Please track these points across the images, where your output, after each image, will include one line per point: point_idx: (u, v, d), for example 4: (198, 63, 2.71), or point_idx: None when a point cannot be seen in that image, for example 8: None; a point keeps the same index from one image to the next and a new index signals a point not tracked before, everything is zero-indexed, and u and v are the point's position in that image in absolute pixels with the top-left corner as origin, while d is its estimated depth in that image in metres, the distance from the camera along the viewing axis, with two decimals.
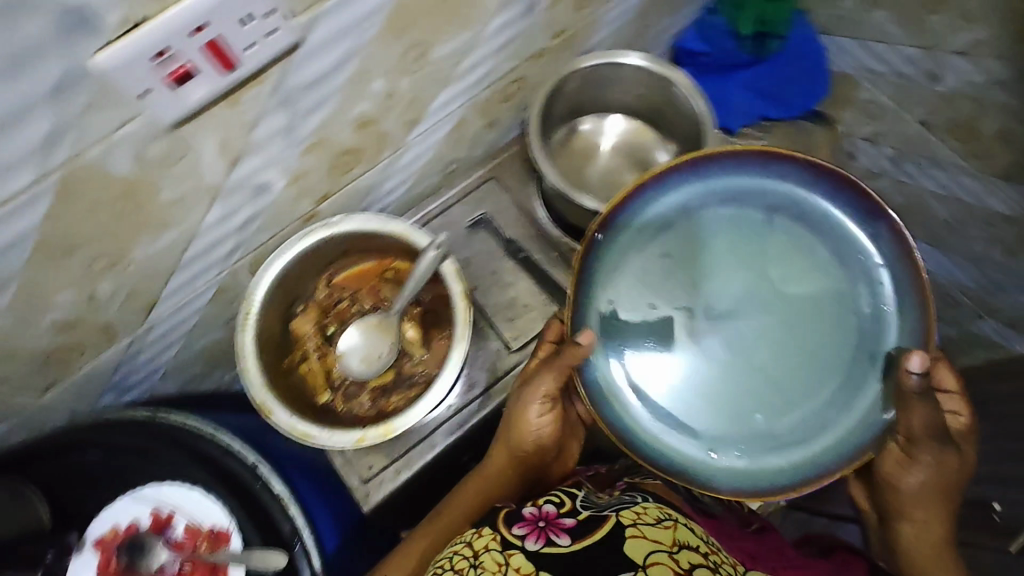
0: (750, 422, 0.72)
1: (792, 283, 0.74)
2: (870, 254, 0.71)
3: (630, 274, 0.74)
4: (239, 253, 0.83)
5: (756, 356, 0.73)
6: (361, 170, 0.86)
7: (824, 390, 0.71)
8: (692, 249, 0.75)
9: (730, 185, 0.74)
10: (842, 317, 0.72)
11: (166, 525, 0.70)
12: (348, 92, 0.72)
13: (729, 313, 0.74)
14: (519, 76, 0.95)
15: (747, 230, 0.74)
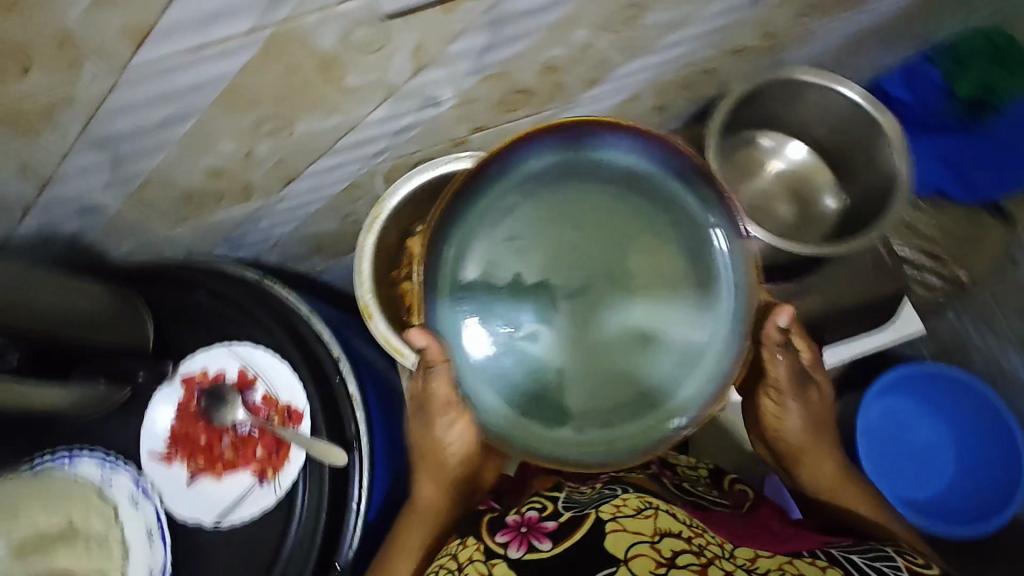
0: (581, 388, 0.61)
1: (593, 240, 0.62)
2: (701, 196, 0.59)
3: (516, 250, 0.61)
4: (383, 156, 0.83)
5: (557, 318, 0.62)
6: (523, 113, 0.84)
7: (627, 348, 0.62)
8: (541, 219, 0.61)
9: (558, 162, 0.59)
10: (660, 273, 0.61)
11: (250, 386, 0.73)
12: (551, 31, 0.69)
13: (577, 289, 0.62)
14: (711, 68, 0.89)
15: (566, 189, 0.60)
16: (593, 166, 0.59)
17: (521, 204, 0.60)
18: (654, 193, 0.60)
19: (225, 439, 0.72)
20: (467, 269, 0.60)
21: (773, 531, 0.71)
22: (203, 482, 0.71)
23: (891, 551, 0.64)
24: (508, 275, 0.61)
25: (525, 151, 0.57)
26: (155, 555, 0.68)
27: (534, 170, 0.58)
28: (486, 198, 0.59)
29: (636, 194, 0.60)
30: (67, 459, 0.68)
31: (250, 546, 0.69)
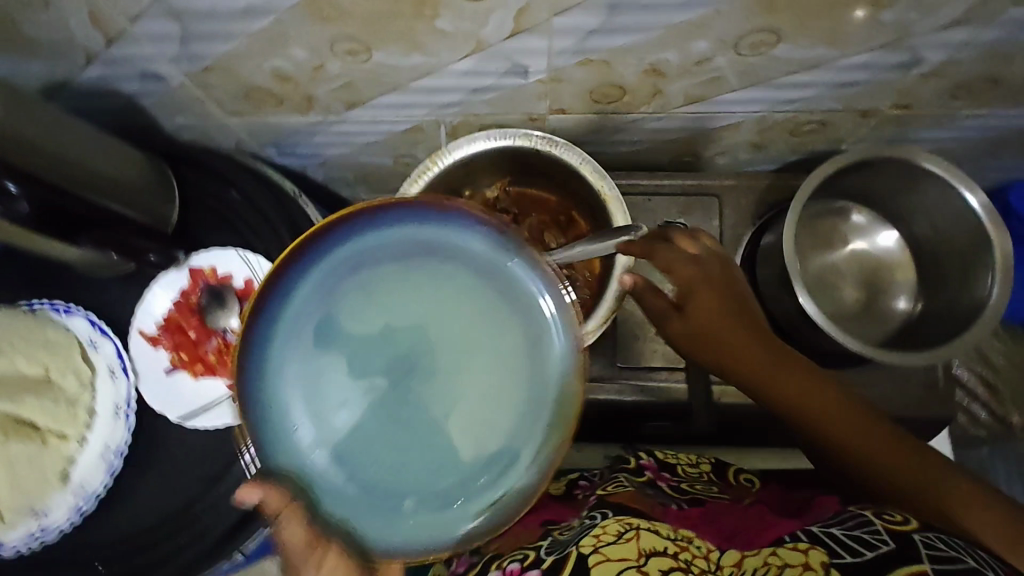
0: (434, 478, 0.41)
1: (443, 319, 0.42)
2: (466, 217, 0.43)
3: (277, 431, 0.41)
4: (453, 109, 0.77)
5: (388, 403, 0.42)
6: (610, 108, 0.77)
7: (504, 402, 0.41)
8: (337, 324, 0.42)
9: (334, 252, 0.41)
10: (470, 317, 0.42)
11: (251, 299, 0.71)
12: (667, 33, 0.62)
13: (388, 375, 0.41)
14: (827, 121, 0.80)
15: (352, 281, 0.41)
16: (445, 255, 0.43)
17: (298, 313, 0.41)
18: (448, 251, 0.42)
19: (212, 342, 0.71)
20: (282, 432, 0.41)
21: (766, 517, 0.63)
22: (179, 376, 0.70)
23: (870, 515, 0.58)
24: (305, 436, 0.41)
25: (291, 281, 0.41)
26: (114, 430, 0.67)
27: (303, 304, 0.41)
28: (285, 339, 0.41)
29: (429, 260, 0.42)
30: (63, 310, 0.69)
31: (206, 452, 0.69)
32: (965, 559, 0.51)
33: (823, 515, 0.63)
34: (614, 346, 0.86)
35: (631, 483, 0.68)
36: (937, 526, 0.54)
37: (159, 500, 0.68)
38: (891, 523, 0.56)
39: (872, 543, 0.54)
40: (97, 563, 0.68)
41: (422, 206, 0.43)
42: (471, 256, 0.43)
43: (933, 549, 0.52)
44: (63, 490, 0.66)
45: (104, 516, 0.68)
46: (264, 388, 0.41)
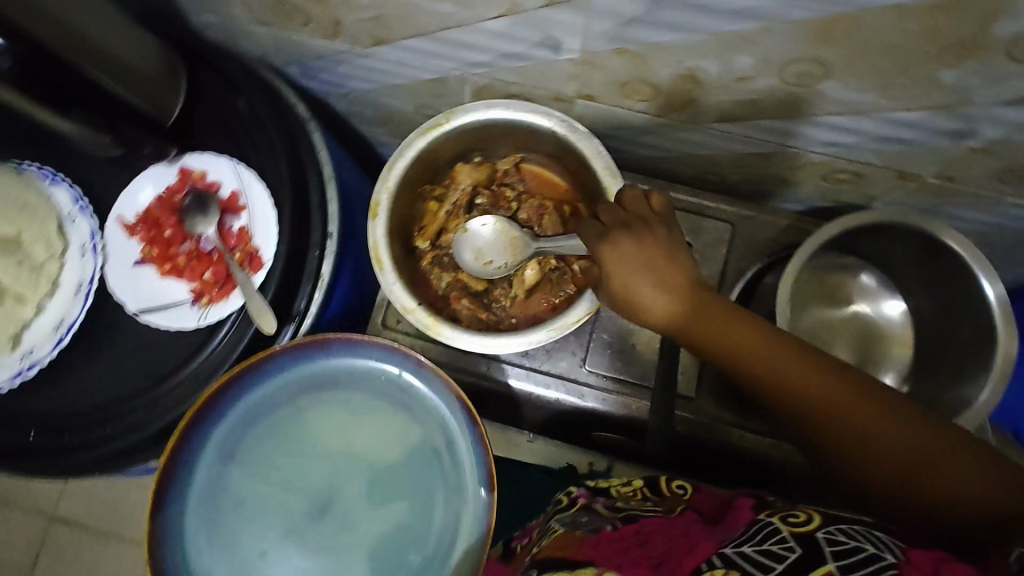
0: (397, 545, 0.63)
1: (320, 478, 0.65)
2: (347, 364, 0.66)
3: (225, 548, 0.62)
4: (480, 70, 0.75)
5: (339, 498, 0.64)
6: (639, 106, 0.74)
7: (426, 488, 0.64)
8: (233, 488, 0.63)
9: (217, 434, 0.63)
10: (346, 461, 0.65)
11: (233, 212, 0.70)
12: (712, 41, 0.58)
13: (328, 497, 0.64)
14: (862, 174, 0.76)
15: (227, 466, 0.63)
16: (328, 391, 0.66)
17: (207, 476, 0.63)
18: (331, 377, 0.66)
19: (186, 245, 0.70)
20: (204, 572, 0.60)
21: (695, 537, 0.54)
22: (146, 270, 0.70)
23: (774, 520, 0.50)
24: (257, 550, 0.62)
25: (170, 470, 0.61)
26: (70, 306, 0.68)
27: (235, 504, 0.63)
28: (181, 500, 0.62)
29: (319, 394, 0.66)
30: (48, 177, 0.70)
31: (157, 351, 0.68)
32: (863, 545, 0.45)
33: (733, 531, 0.53)
34: (589, 348, 0.84)
35: (563, 521, 0.64)
36: (851, 521, 0.49)
37: (100, 385, 0.68)
38: (795, 525, 0.48)
39: (777, 554, 0.45)
40: (30, 432, 0.66)
41: (311, 342, 0.65)
42: (362, 374, 0.66)
43: (835, 544, 0.45)
44: (11, 352, 0.67)
45: (44, 389, 0.68)
46: (169, 549, 0.60)
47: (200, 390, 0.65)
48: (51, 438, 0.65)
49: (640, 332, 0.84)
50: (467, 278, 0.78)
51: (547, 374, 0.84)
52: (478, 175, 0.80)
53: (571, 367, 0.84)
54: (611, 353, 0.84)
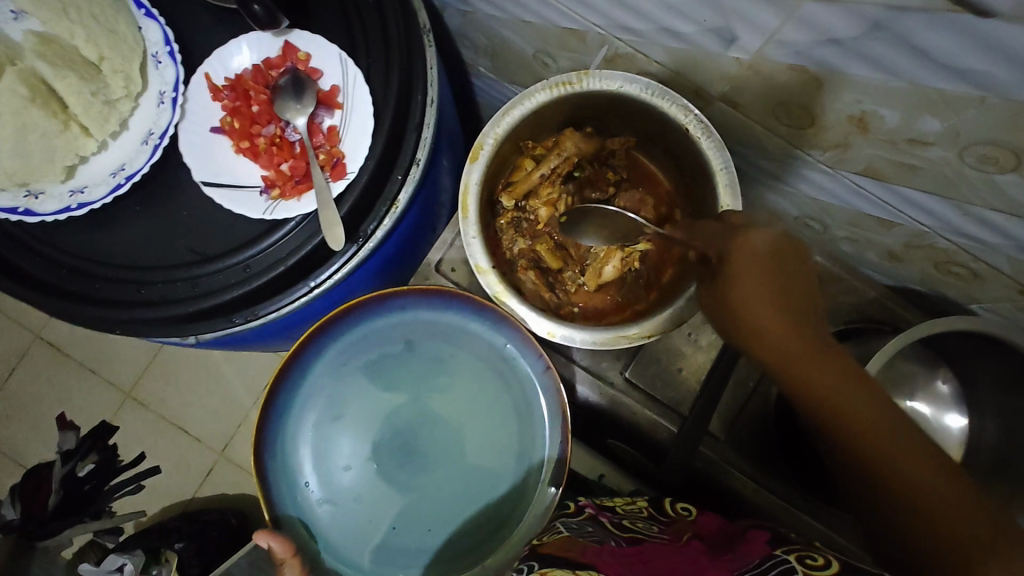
0: (469, 482, 0.72)
1: (408, 410, 0.73)
2: (453, 314, 0.73)
3: (321, 449, 0.72)
4: (626, 37, 0.68)
5: (419, 434, 0.73)
6: (779, 130, 0.68)
7: (501, 439, 0.72)
8: (338, 399, 0.73)
9: (328, 352, 0.72)
10: (431, 400, 0.73)
11: (328, 108, 0.65)
12: (906, 90, 0.52)
13: (413, 431, 0.73)
14: (980, 275, 0.70)
15: (336, 382, 0.73)
16: (440, 339, 0.73)
17: (316, 382, 0.72)
18: (446, 330, 0.73)
19: (269, 128, 0.66)
20: (299, 464, 0.72)
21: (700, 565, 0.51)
22: (221, 141, 0.65)
23: (791, 559, 0.47)
24: (344, 463, 0.72)
25: (295, 372, 0.71)
26: (136, 155, 0.63)
27: (326, 425, 0.72)
28: (292, 394, 0.72)
29: (429, 338, 0.73)
30: (143, 10, 0.63)
31: (212, 226, 0.64)
32: None
33: (743, 565, 0.49)
34: (636, 357, 0.83)
35: (568, 525, 0.64)
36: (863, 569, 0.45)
37: (145, 244, 0.64)
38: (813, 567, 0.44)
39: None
40: (61, 270, 0.63)
41: (437, 292, 0.72)
42: (473, 333, 0.73)
43: None
44: (63, 183, 0.62)
45: (88, 228, 0.64)
46: (279, 433, 0.71)
47: (246, 285, 0.62)
48: (80, 281, 0.63)
49: (690, 357, 0.82)
50: (545, 252, 0.74)
51: (587, 371, 0.82)
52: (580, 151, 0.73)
53: (609, 368, 0.83)
54: (654, 368, 0.82)
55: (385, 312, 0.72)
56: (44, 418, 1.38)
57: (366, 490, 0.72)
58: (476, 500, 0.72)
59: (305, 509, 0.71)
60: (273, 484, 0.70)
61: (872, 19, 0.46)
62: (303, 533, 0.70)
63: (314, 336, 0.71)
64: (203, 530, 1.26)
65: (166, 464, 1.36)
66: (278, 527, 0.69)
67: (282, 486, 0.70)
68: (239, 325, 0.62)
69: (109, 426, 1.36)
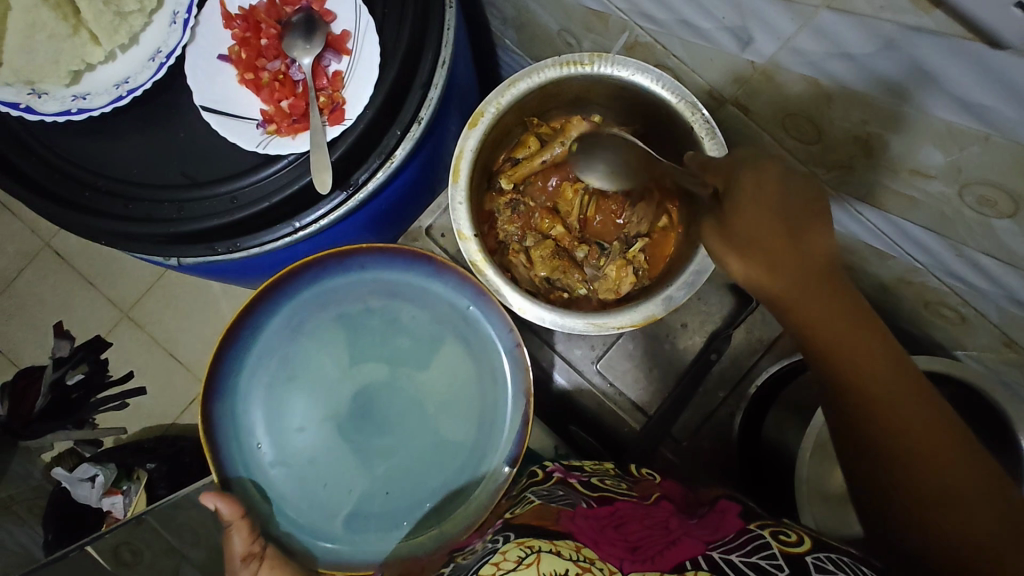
0: (429, 452, 0.72)
1: (365, 376, 0.73)
2: (415, 278, 0.73)
3: (274, 412, 0.72)
4: (646, 25, 0.67)
5: (374, 400, 0.73)
6: (788, 143, 0.66)
7: (464, 410, 0.73)
8: (292, 360, 0.73)
9: (286, 309, 0.72)
10: (388, 368, 0.73)
11: (336, 52, 0.65)
12: (913, 116, 0.50)
13: (371, 398, 0.73)
14: (968, 320, 0.69)
15: (292, 343, 0.73)
16: (402, 300, 0.74)
17: (269, 341, 0.72)
18: (406, 292, 0.73)
19: (275, 64, 0.65)
20: (250, 426, 0.71)
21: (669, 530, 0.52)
22: (227, 70, 0.65)
23: (765, 534, 0.49)
24: (297, 424, 0.72)
25: (244, 333, 0.71)
26: (141, 70, 0.63)
27: (281, 386, 0.72)
28: (243, 356, 0.72)
29: (388, 299, 0.73)
30: None
31: (206, 152, 0.65)
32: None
33: (718, 533, 0.50)
34: (609, 348, 0.83)
35: (540, 494, 0.61)
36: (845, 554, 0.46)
37: (138, 160, 0.65)
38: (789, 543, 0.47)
39: (765, 570, 0.43)
40: (53, 173, 0.64)
41: (402, 250, 0.72)
42: (436, 296, 0.73)
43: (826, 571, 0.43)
44: (67, 87, 0.63)
45: (88, 135, 0.65)
46: (229, 395, 0.71)
47: (234, 215, 0.63)
48: (71, 187, 0.64)
49: (663, 359, 0.83)
50: (535, 234, 0.74)
51: (558, 354, 0.84)
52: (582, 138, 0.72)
53: (585, 355, 0.84)
54: (627, 361, 0.83)
55: (346, 268, 0.72)
56: (40, 321, 1.41)
57: (319, 452, 0.72)
58: (438, 469, 0.72)
59: (257, 472, 0.71)
60: (221, 446, 0.70)
61: (887, 37, 0.45)
62: (253, 495, 0.70)
63: (268, 293, 0.71)
64: (176, 455, 1.30)
65: (152, 385, 1.39)
66: (228, 490, 0.69)
67: (232, 447, 0.70)
68: (219, 254, 0.64)
69: (101, 341, 1.39)
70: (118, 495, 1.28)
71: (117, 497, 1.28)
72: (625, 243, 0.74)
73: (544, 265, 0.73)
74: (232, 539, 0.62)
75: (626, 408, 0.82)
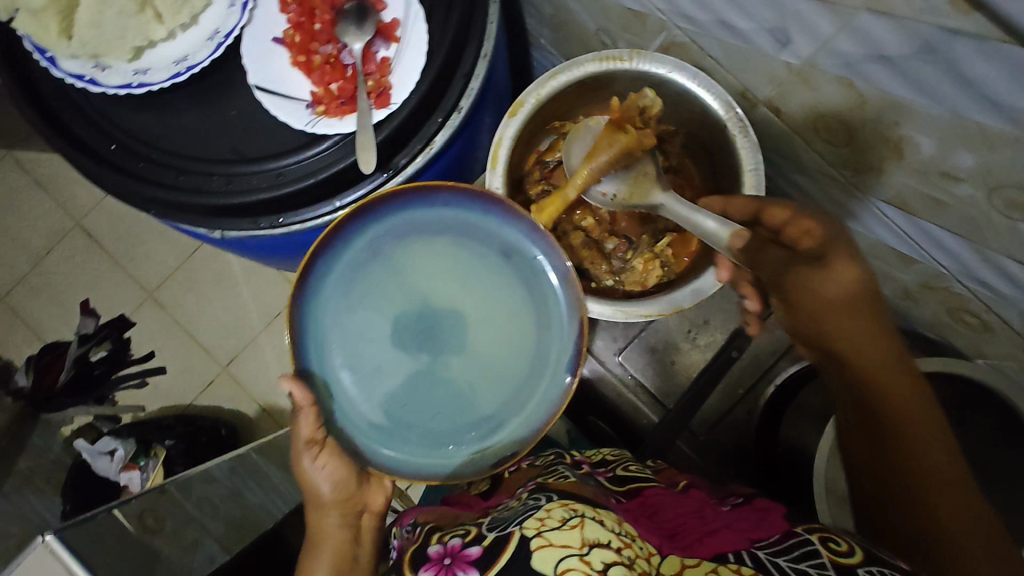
0: (483, 394, 0.70)
1: (440, 306, 0.70)
2: (498, 221, 0.70)
3: (347, 316, 0.69)
4: (684, 26, 0.69)
5: (448, 336, 0.70)
6: (819, 145, 0.68)
7: (528, 364, 0.70)
8: (372, 278, 0.70)
9: (372, 226, 0.69)
10: (465, 303, 0.71)
11: (385, 40, 0.67)
12: (945, 119, 0.52)
13: (447, 332, 0.70)
14: (990, 327, 0.70)
15: (374, 260, 0.70)
16: (476, 240, 0.71)
17: (352, 258, 0.69)
18: (484, 235, 0.70)
19: (327, 48, 0.68)
20: (324, 331, 0.69)
21: (703, 517, 0.55)
22: (281, 53, 0.68)
23: (814, 540, 0.50)
24: (369, 342, 0.69)
25: (331, 244, 0.68)
26: (199, 49, 0.66)
27: (357, 299, 0.70)
28: (326, 266, 0.69)
29: (469, 239, 0.71)
30: None
31: (257, 130, 0.68)
32: None
33: (765, 535, 0.52)
34: (631, 343, 0.88)
35: (573, 472, 0.62)
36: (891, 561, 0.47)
37: (191, 134, 0.68)
38: (837, 552, 0.48)
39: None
40: (111, 143, 0.67)
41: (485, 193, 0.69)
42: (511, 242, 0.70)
43: None
44: (129, 62, 0.66)
45: (144, 109, 0.68)
46: (308, 297, 0.68)
47: (277, 191, 0.65)
48: (127, 158, 0.67)
49: (685, 354, 0.86)
50: (565, 224, 0.77)
51: None
52: (632, 147, 0.66)
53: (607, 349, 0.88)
54: (646, 357, 0.87)
55: (428, 201, 0.69)
56: (70, 297, 1.45)
57: (390, 378, 0.69)
58: (493, 417, 0.69)
59: (328, 370, 0.68)
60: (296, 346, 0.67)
61: (924, 39, 0.46)
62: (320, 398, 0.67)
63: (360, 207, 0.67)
64: (194, 434, 1.30)
65: (172, 366, 1.41)
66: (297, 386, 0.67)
67: (304, 348, 0.68)
68: (261, 229, 0.67)
69: (126, 320, 1.42)
70: (135, 470, 1.29)
71: (134, 471, 1.29)
72: (653, 235, 0.76)
73: (573, 254, 0.76)
74: (301, 421, 0.63)
75: (646, 401, 0.87)
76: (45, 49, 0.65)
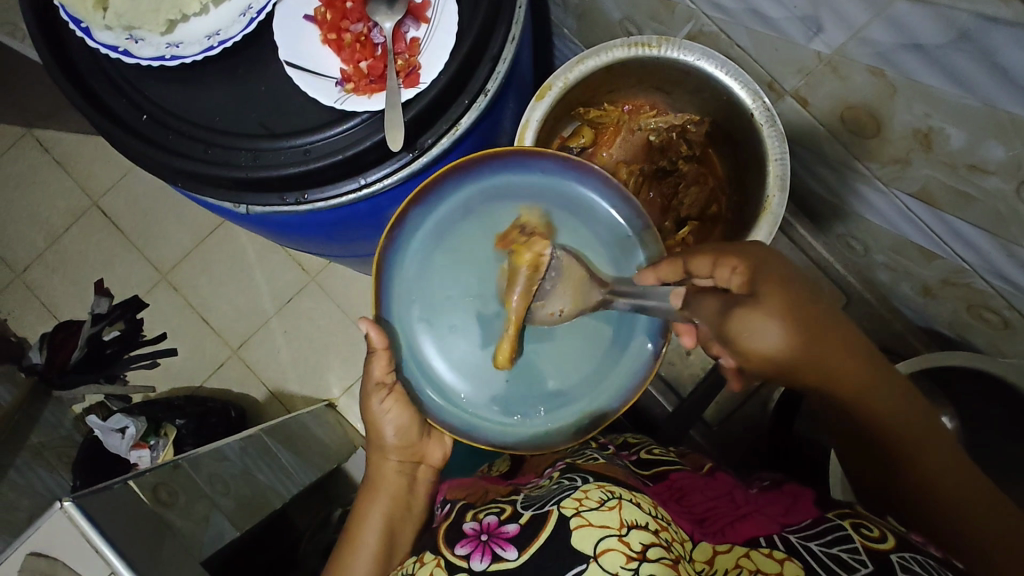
0: (560, 370, 0.69)
1: None
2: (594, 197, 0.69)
3: (430, 271, 0.69)
4: (714, 14, 0.69)
5: None
6: (845, 137, 0.68)
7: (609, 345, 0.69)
8: (462, 235, 0.69)
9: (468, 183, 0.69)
10: None
11: (416, 20, 0.68)
12: (977, 110, 0.52)
13: None
14: (1011, 325, 0.70)
15: (465, 216, 0.69)
16: (565, 209, 0.69)
17: (446, 213, 0.69)
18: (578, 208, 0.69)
19: (357, 26, 0.68)
20: (409, 277, 0.69)
21: (732, 501, 0.57)
22: (312, 30, 0.68)
23: (846, 525, 0.51)
24: (453, 300, 0.69)
25: (427, 197, 0.68)
26: (232, 24, 0.67)
27: (443, 254, 0.69)
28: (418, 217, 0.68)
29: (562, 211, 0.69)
30: None
31: (286, 106, 0.68)
32: None
33: (794, 518, 0.53)
34: None
35: (600, 455, 0.62)
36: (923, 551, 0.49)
37: (221, 109, 0.69)
38: (870, 539, 0.49)
39: (849, 565, 0.46)
40: (142, 115, 0.68)
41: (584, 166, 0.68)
42: (601, 219, 0.69)
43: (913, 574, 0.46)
44: (162, 35, 0.67)
45: (174, 83, 0.69)
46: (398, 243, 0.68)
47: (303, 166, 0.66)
48: (157, 130, 0.68)
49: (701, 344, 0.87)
50: None
51: None
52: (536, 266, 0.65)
53: None
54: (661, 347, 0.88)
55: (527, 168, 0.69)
56: (85, 276, 1.46)
57: (473, 339, 0.69)
58: (569, 393, 0.69)
59: (406, 323, 0.69)
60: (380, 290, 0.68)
61: (960, 27, 0.46)
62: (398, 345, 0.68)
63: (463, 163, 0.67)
64: (207, 415, 1.31)
65: (184, 347, 1.43)
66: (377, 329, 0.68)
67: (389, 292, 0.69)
68: (286, 204, 0.68)
69: (139, 300, 1.43)
70: (145, 449, 1.26)
71: (144, 450, 1.26)
72: (675, 222, 0.79)
73: None
74: (373, 366, 0.65)
75: (662, 390, 0.88)
76: (80, 20, 0.66)
